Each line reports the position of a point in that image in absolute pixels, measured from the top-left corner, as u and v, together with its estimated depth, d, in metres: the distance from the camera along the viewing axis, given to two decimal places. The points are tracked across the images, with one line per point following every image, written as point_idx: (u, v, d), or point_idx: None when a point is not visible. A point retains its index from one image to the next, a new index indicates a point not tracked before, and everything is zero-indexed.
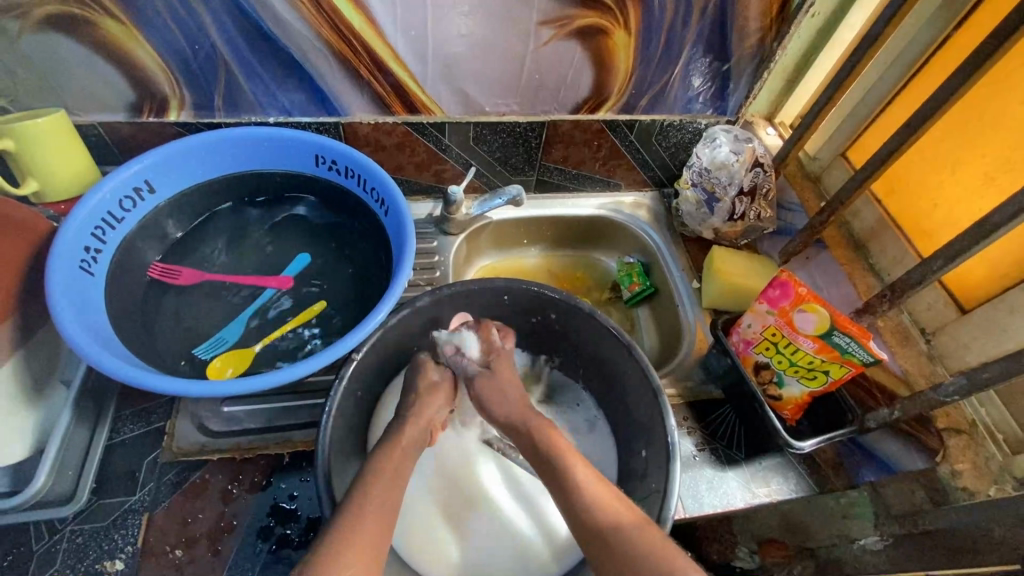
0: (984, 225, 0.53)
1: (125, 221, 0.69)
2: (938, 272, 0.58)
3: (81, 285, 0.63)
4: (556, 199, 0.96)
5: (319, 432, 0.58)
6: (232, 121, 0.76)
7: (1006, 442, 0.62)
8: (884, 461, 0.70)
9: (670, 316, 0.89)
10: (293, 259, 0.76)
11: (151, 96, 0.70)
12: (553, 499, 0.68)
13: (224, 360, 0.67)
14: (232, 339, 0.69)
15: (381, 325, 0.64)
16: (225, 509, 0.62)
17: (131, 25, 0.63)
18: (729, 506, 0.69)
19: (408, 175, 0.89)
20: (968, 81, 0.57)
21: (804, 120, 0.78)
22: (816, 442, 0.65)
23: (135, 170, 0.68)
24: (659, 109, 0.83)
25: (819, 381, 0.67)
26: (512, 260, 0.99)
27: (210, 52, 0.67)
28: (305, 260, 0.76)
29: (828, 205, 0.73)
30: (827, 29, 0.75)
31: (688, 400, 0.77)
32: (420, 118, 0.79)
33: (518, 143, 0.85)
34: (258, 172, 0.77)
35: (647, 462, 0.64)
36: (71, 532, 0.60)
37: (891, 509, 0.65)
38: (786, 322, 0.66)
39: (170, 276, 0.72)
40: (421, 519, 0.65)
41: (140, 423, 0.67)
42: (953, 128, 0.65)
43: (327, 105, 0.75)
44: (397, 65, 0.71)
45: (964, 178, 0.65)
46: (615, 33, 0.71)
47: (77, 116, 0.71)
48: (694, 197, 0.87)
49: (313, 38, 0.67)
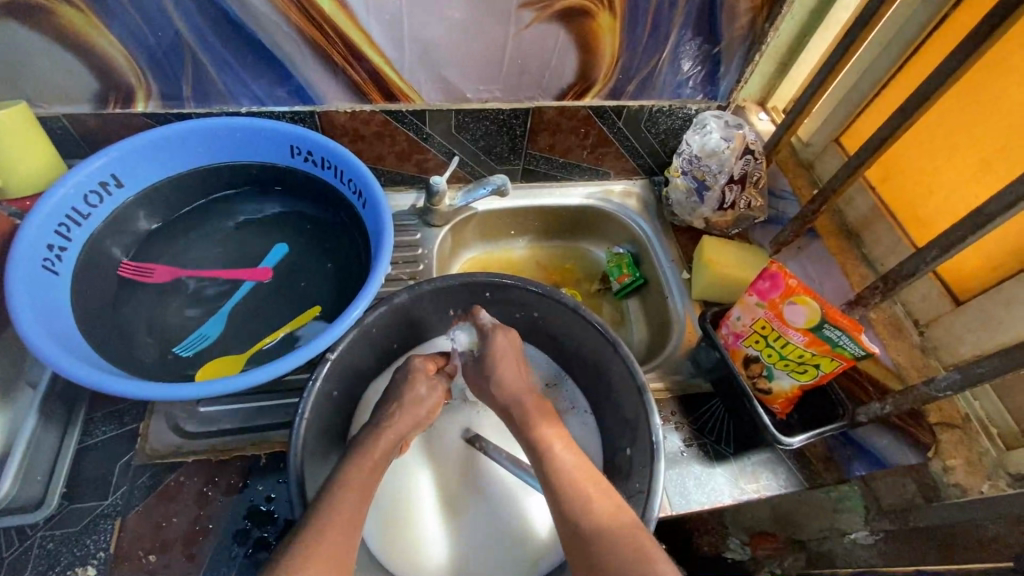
0: (979, 216, 0.51)
1: (92, 218, 0.67)
2: (932, 263, 0.56)
3: (45, 285, 0.61)
4: (543, 188, 0.93)
5: (292, 435, 0.56)
6: (203, 111, 0.73)
7: (1000, 436, 0.61)
8: (875, 456, 0.66)
9: (659, 308, 0.87)
10: (271, 250, 0.74)
11: (115, 87, 0.68)
12: (536, 498, 0.67)
13: (215, 361, 0.65)
14: (213, 334, 0.67)
15: (357, 323, 0.62)
16: (200, 512, 0.61)
17: (89, 12, 0.60)
18: (717, 503, 0.67)
19: (389, 166, 0.86)
20: (966, 63, 0.54)
21: (797, 105, 0.76)
22: (806, 437, 0.63)
23: (100, 164, 0.66)
24: (647, 95, 0.81)
25: (809, 374, 0.65)
26: (500, 251, 0.97)
27: (175, 39, 0.64)
28: (283, 251, 0.74)
29: (820, 192, 0.70)
30: (820, 8, 0.72)
31: (675, 394, 0.75)
32: (399, 106, 0.76)
33: (502, 131, 0.83)
34: (231, 164, 0.74)
35: (632, 460, 0.62)
36: (42, 538, 0.59)
37: (882, 503, 0.66)
38: (776, 314, 0.64)
39: (142, 275, 0.69)
40: (400, 519, 0.64)
41: (113, 424, 0.66)
42: (951, 112, 0.62)
43: (300, 94, 0.72)
44: (372, 51, 0.68)
45: (961, 164, 0.62)
46: (600, 15, 0.68)
47: (39, 108, 0.69)
48: (683, 185, 0.85)
49: (282, 24, 0.64)
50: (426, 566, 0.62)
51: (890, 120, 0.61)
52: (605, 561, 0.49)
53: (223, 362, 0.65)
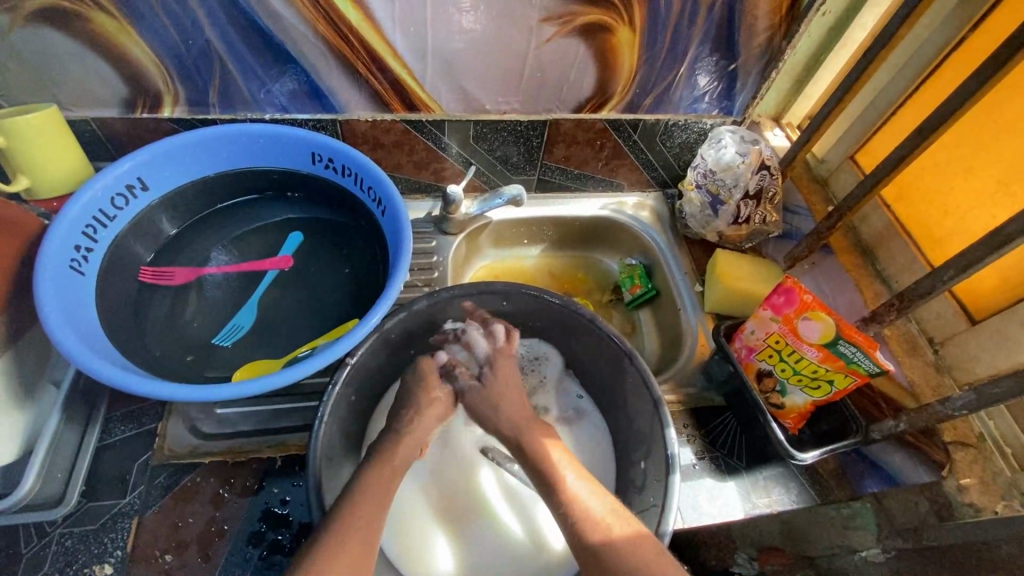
0: (997, 236, 0.51)
1: (117, 220, 0.68)
2: (949, 282, 0.56)
3: (70, 286, 0.62)
4: (557, 198, 0.94)
5: (311, 438, 0.56)
6: (227, 117, 0.74)
7: (1014, 456, 0.62)
8: (887, 472, 0.67)
9: (671, 318, 0.87)
10: (286, 239, 0.76)
11: (144, 93, 0.69)
12: (551, 509, 0.67)
13: (257, 361, 0.67)
14: (246, 325, 0.70)
15: (376, 329, 0.63)
16: (216, 513, 0.62)
17: (124, 20, 0.61)
18: (728, 517, 0.68)
19: (407, 174, 0.87)
20: (984, 85, 0.55)
21: (813, 122, 0.76)
22: (818, 453, 0.64)
23: (127, 168, 0.67)
24: (664, 109, 0.81)
25: (823, 390, 0.65)
26: (513, 259, 0.98)
27: (204, 47, 0.65)
28: (298, 240, 0.76)
29: (835, 209, 0.71)
30: (837, 28, 0.73)
31: (688, 406, 0.76)
32: (419, 115, 0.77)
33: (518, 142, 0.84)
34: (253, 170, 0.75)
35: (646, 473, 0.62)
36: (60, 535, 0.60)
37: (895, 522, 0.63)
38: (790, 330, 0.64)
39: (164, 279, 0.71)
40: (417, 512, 0.66)
41: (132, 424, 0.67)
42: (967, 132, 0.63)
43: (323, 102, 0.74)
44: (395, 61, 0.70)
45: (977, 185, 0.63)
46: (620, 30, 0.69)
47: (70, 112, 0.70)
48: (697, 199, 0.86)
49: (309, 34, 0.65)
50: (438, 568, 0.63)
51: (908, 140, 0.61)
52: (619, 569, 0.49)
53: (264, 364, 0.66)
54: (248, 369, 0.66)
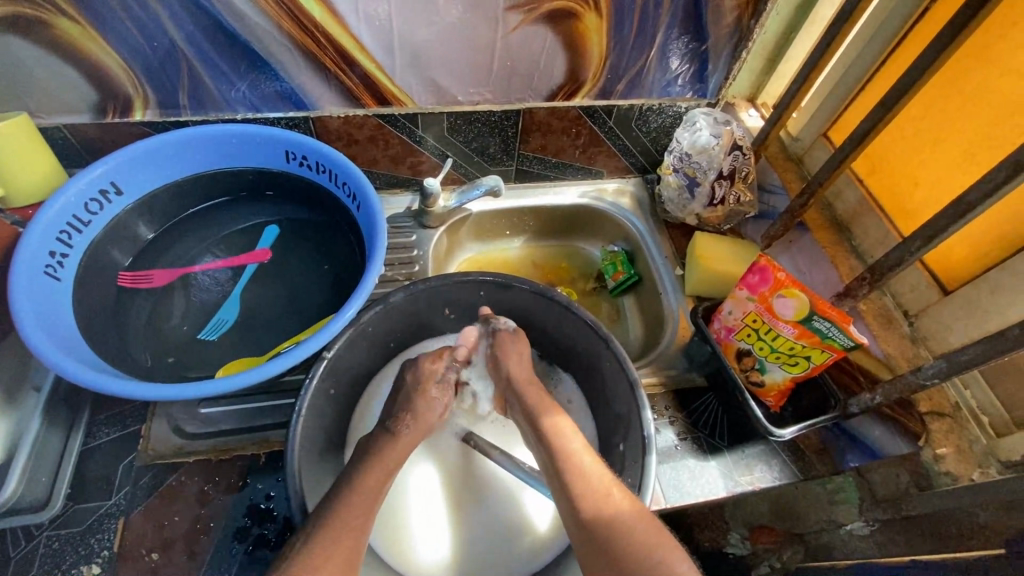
0: (960, 205, 0.51)
1: (92, 225, 0.68)
2: (917, 253, 0.57)
3: (47, 292, 0.62)
4: (538, 188, 0.95)
5: (289, 433, 0.57)
6: (199, 119, 0.74)
7: (991, 425, 0.62)
8: (868, 446, 0.66)
9: (653, 303, 0.88)
10: (263, 232, 0.77)
11: (114, 97, 0.69)
12: (537, 494, 0.68)
13: (240, 359, 0.67)
14: (230, 319, 0.71)
15: (352, 323, 0.63)
16: (202, 511, 0.62)
17: (88, 25, 0.62)
18: (711, 496, 0.68)
19: (383, 169, 0.88)
20: (944, 55, 0.55)
21: (783, 101, 0.76)
22: (797, 429, 0.64)
23: (100, 172, 0.67)
24: (637, 93, 0.81)
25: (800, 366, 0.66)
26: (496, 251, 0.98)
27: (170, 48, 0.66)
28: (275, 232, 0.77)
29: (807, 186, 0.71)
30: (804, 5, 0.72)
31: (669, 388, 0.76)
32: (391, 109, 0.77)
33: (493, 133, 0.84)
34: (228, 171, 0.75)
35: (625, 456, 0.63)
36: (47, 538, 0.60)
37: (876, 493, 0.67)
38: (766, 308, 0.65)
39: (144, 282, 0.72)
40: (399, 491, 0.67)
41: (116, 427, 0.67)
42: (934, 102, 0.63)
43: (295, 100, 0.74)
44: (363, 56, 0.70)
45: (944, 156, 0.63)
46: (586, 16, 0.69)
47: (40, 119, 0.70)
48: (675, 182, 0.86)
49: (274, 32, 0.65)
50: (414, 550, 0.64)
51: (874, 113, 0.61)
52: (607, 564, 0.50)
53: (247, 362, 0.67)
54: (231, 366, 0.67)
